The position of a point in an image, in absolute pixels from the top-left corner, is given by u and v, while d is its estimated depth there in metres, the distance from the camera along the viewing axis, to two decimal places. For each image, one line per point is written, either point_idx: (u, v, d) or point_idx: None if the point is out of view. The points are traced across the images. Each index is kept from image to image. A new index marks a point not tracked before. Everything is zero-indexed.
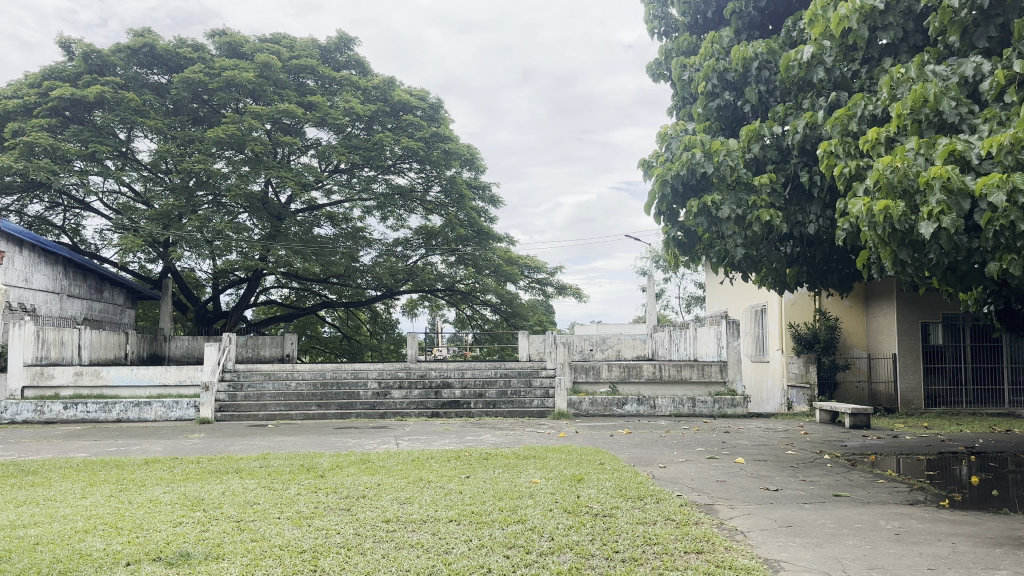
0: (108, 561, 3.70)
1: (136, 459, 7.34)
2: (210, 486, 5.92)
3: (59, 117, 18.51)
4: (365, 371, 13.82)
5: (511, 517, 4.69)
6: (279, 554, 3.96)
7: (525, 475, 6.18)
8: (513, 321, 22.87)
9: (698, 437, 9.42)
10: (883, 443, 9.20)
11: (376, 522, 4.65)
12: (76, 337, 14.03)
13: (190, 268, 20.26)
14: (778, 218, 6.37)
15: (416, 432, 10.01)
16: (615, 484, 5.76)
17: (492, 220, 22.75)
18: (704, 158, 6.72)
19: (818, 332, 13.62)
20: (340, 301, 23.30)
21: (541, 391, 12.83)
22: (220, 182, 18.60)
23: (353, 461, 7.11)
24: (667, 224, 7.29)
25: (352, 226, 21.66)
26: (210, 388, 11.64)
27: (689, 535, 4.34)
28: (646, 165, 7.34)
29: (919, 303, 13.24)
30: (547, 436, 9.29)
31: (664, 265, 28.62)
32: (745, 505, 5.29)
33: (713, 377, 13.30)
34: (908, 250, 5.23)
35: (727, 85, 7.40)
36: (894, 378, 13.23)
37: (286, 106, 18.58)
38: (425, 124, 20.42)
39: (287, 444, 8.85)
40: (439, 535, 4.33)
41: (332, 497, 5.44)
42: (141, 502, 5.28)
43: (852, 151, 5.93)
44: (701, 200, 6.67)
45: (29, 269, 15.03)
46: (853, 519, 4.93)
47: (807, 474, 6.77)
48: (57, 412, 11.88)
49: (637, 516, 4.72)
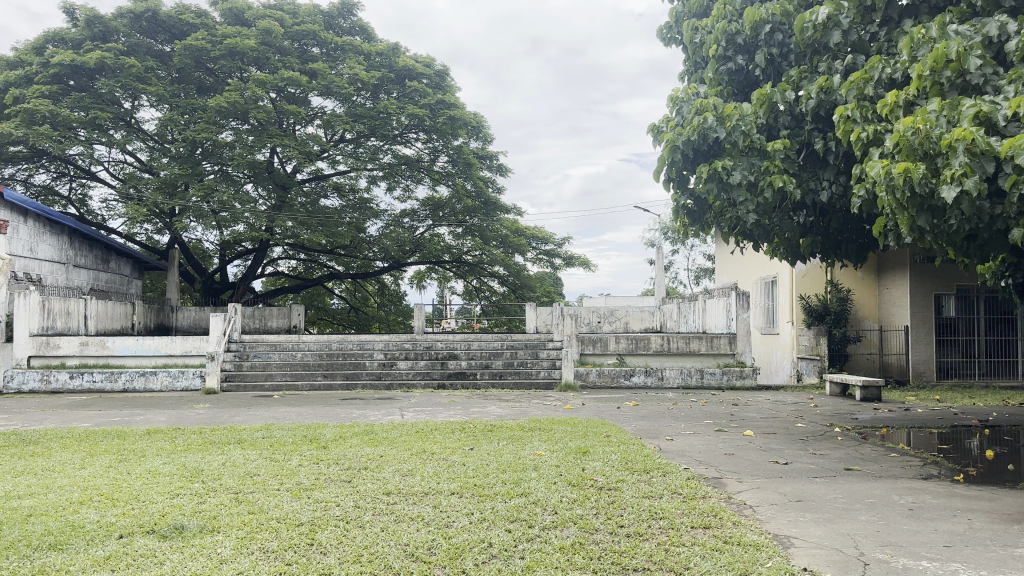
0: (100, 534, 3.63)
1: (138, 429, 7.28)
2: (210, 457, 5.86)
3: (61, 85, 18.32)
4: (371, 342, 13.74)
5: (515, 490, 4.59)
6: (275, 527, 3.87)
7: (529, 447, 6.07)
8: (520, 292, 22.77)
9: (706, 409, 9.30)
10: (894, 415, 9.08)
11: (376, 494, 4.56)
12: (82, 308, 13.98)
13: (196, 239, 20.17)
14: (791, 183, 6.12)
15: (422, 403, 9.95)
16: (621, 456, 5.64)
17: (499, 191, 22.54)
18: (716, 122, 6.53)
19: (829, 303, 13.37)
20: (348, 273, 23.21)
21: (548, 363, 12.74)
22: (225, 151, 18.47)
23: (357, 432, 7.01)
24: (676, 191, 7.10)
25: (359, 196, 21.54)
26: (215, 357, 11.61)
27: (696, 509, 4.23)
28: (655, 130, 7.10)
29: (932, 275, 13.03)
30: (554, 408, 9.19)
31: (673, 237, 28.40)
32: (753, 478, 5.18)
33: (722, 349, 13.16)
34: (927, 216, 5.02)
35: (739, 48, 7.10)
36: (906, 350, 13.08)
37: (290, 74, 18.33)
38: (430, 91, 20.12)
39: (291, 415, 8.79)
40: (440, 508, 4.24)
41: (333, 469, 5.36)
42: (139, 473, 5.23)
43: (869, 115, 5.67)
44: (712, 165, 6.47)
45: (34, 239, 14.95)
46: (864, 494, 4.80)
47: (816, 447, 6.64)
48: (63, 382, 11.88)
49: (643, 490, 4.61)
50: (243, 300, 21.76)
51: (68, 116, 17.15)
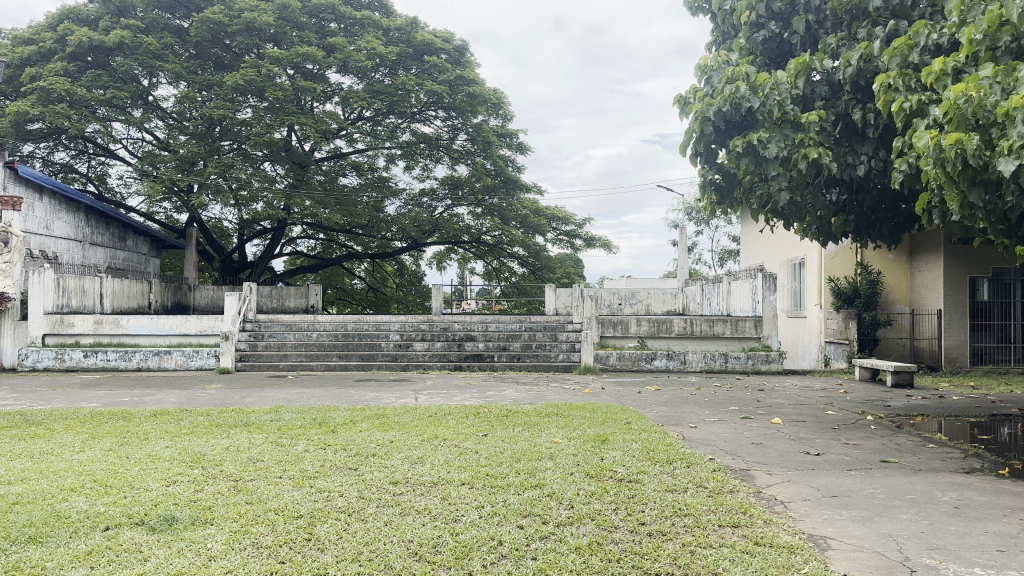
0: (85, 526, 3.46)
1: (145, 411, 7.10)
2: (215, 440, 5.65)
3: (78, 63, 18.17)
4: (387, 323, 13.48)
5: (528, 481, 4.32)
6: (271, 519, 3.64)
7: (545, 435, 5.79)
8: (540, 273, 22.47)
9: (731, 395, 8.96)
10: (929, 403, 8.68)
11: (383, 484, 4.30)
12: (98, 286, 13.89)
13: (215, 217, 20.07)
14: (828, 155, 5.71)
15: (437, 386, 9.73)
16: (642, 445, 5.34)
17: (519, 169, 22.15)
18: (749, 92, 6.14)
19: (859, 286, 12.93)
20: (366, 253, 23.01)
21: (567, 346, 12.45)
22: (242, 129, 18.25)
23: (368, 416, 6.77)
24: (704, 166, 6.73)
25: (378, 175, 21.30)
26: (229, 337, 11.47)
27: (723, 505, 3.94)
28: (682, 101, 6.71)
29: (967, 257, 12.54)
30: (572, 392, 8.91)
31: (697, 217, 27.90)
32: (784, 471, 4.86)
33: (747, 332, 12.78)
34: (978, 191, 4.66)
35: (774, 14, 6.62)
36: (938, 335, 12.61)
37: (307, 49, 18.02)
38: (449, 66, 19.73)
39: (303, 396, 8.59)
40: (450, 500, 3.97)
41: (340, 455, 5.12)
42: (139, 458, 5.05)
43: (912, 84, 5.25)
44: (745, 137, 6.07)
45: (49, 217, 14.87)
46: (904, 489, 4.47)
47: (849, 437, 6.29)
48: (78, 360, 11.83)
49: (665, 483, 4.32)
50: (261, 279, 21.65)
51: (84, 94, 16.99)
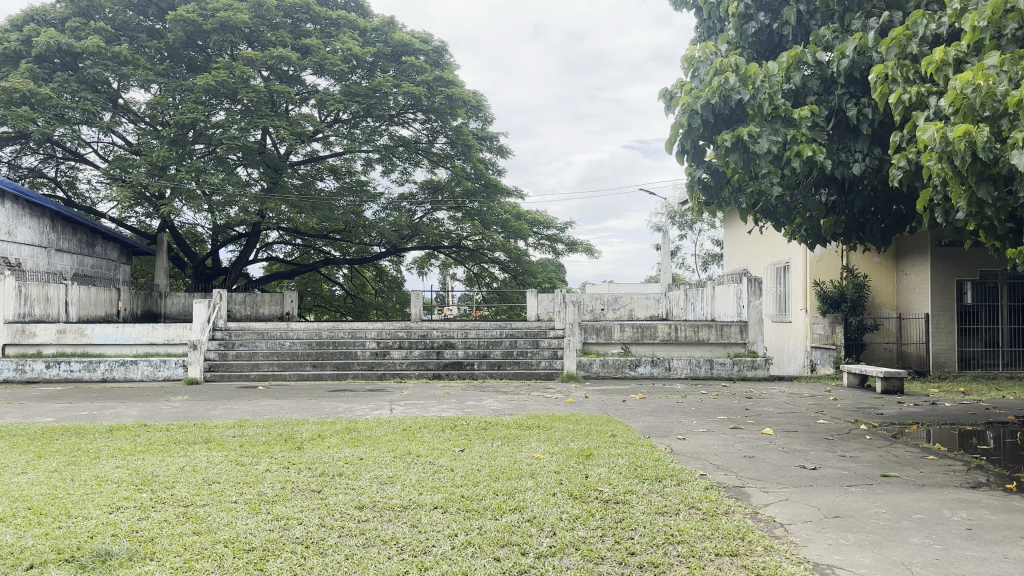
0: (4, 565, 3.06)
1: (101, 426, 6.67)
2: (171, 459, 5.25)
3: (46, 65, 17.62)
4: (363, 330, 13.08)
5: (507, 504, 3.97)
6: (218, 554, 3.26)
7: (526, 449, 5.44)
8: (522, 278, 22.21)
9: (718, 403, 8.67)
10: (921, 410, 8.43)
11: (347, 509, 3.93)
12: (62, 294, 13.41)
13: (189, 223, 19.60)
14: (822, 152, 5.42)
15: (415, 395, 9.36)
16: (628, 461, 5.00)
17: (500, 173, 21.86)
18: (739, 83, 5.84)
19: (845, 290, 12.73)
20: (344, 258, 22.59)
21: (549, 353, 12.12)
22: (216, 132, 17.80)
23: (338, 430, 6.37)
24: (691, 163, 6.44)
25: (356, 179, 20.88)
26: (198, 346, 11.03)
27: (718, 530, 3.61)
28: (668, 95, 6.42)
29: (954, 260, 12.35)
30: (554, 401, 8.58)
31: (680, 221, 27.72)
32: (781, 488, 4.55)
33: (732, 338, 12.52)
34: (987, 187, 4.41)
35: (762, 6, 6.37)
36: (926, 340, 12.41)
37: (281, 51, 17.62)
38: (427, 67, 19.37)
39: (273, 408, 8.19)
40: (419, 527, 3.63)
41: (304, 476, 4.73)
42: (83, 480, 4.63)
43: (911, 76, 5.01)
44: (735, 131, 5.77)
45: (12, 222, 14.33)
46: (911, 508, 4.17)
47: (845, 448, 6.00)
48: (39, 371, 11.31)
49: (654, 505, 3.99)
50: (235, 286, 21.18)
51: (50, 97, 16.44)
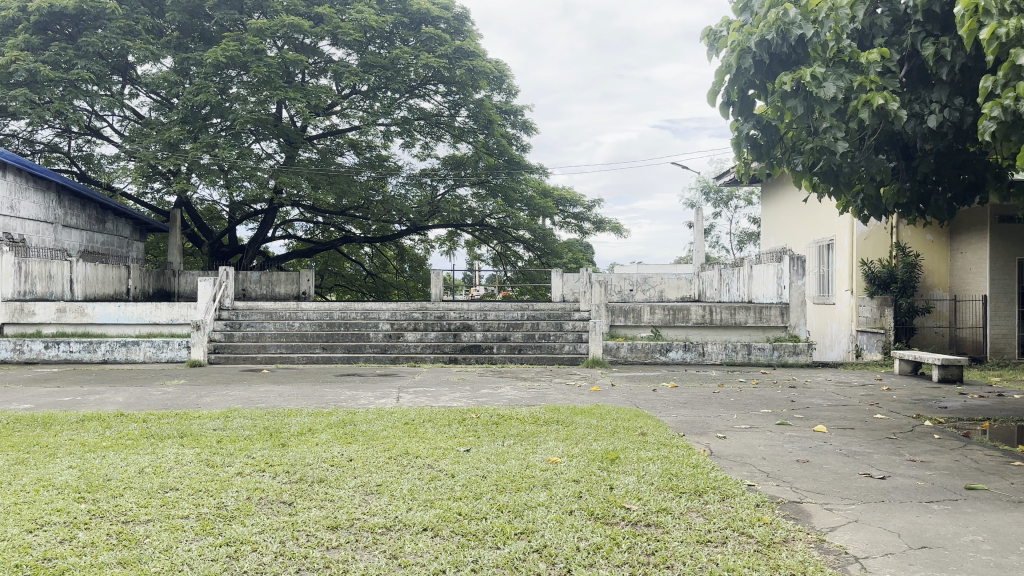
0: None
1: (72, 416, 6.02)
2: (135, 458, 4.59)
3: (47, 34, 16.95)
4: (377, 310, 12.37)
5: (512, 527, 3.22)
6: None
7: (541, 451, 4.67)
8: (547, 258, 21.48)
9: (759, 393, 7.84)
10: (990, 404, 7.49)
11: (317, 531, 3.22)
12: (67, 271, 12.96)
13: (205, 200, 19.09)
14: (896, 100, 4.58)
15: (427, 381, 8.69)
16: (661, 468, 4.22)
17: (524, 149, 21.04)
18: (801, 17, 4.98)
19: (895, 270, 11.78)
20: (365, 236, 21.97)
21: (573, 336, 11.35)
22: (233, 105, 17.02)
23: (331, 424, 5.66)
24: (738, 118, 5.63)
25: (376, 154, 20.19)
26: (201, 327, 10.46)
27: (777, 569, 2.82)
28: (712, 35, 5.58)
29: (1017, 237, 11.34)
30: (577, 390, 7.80)
31: (714, 198, 26.67)
32: (846, 506, 3.75)
33: (772, 321, 11.61)
34: None
35: None
36: (983, 324, 11.43)
37: (292, 19, 16.97)
38: (447, 37, 18.50)
39: (271, 395, 7.53)
40: (399, 560, 2.88)
41: (278, 482, 4.01)
42: (22, 485, 3.94)
43: (1008, 7, 4.17)
44: (795, 73, 4.91)
45: (15, 196, 13.83)
46: (1015, 536, 3.34)
47: (913, 451, 5.14)
48: (38, 352, 10.78)
49: (695, 531, 3.21)
50: (253, 264, 20.70)
51: (48, 74, 15.65)
